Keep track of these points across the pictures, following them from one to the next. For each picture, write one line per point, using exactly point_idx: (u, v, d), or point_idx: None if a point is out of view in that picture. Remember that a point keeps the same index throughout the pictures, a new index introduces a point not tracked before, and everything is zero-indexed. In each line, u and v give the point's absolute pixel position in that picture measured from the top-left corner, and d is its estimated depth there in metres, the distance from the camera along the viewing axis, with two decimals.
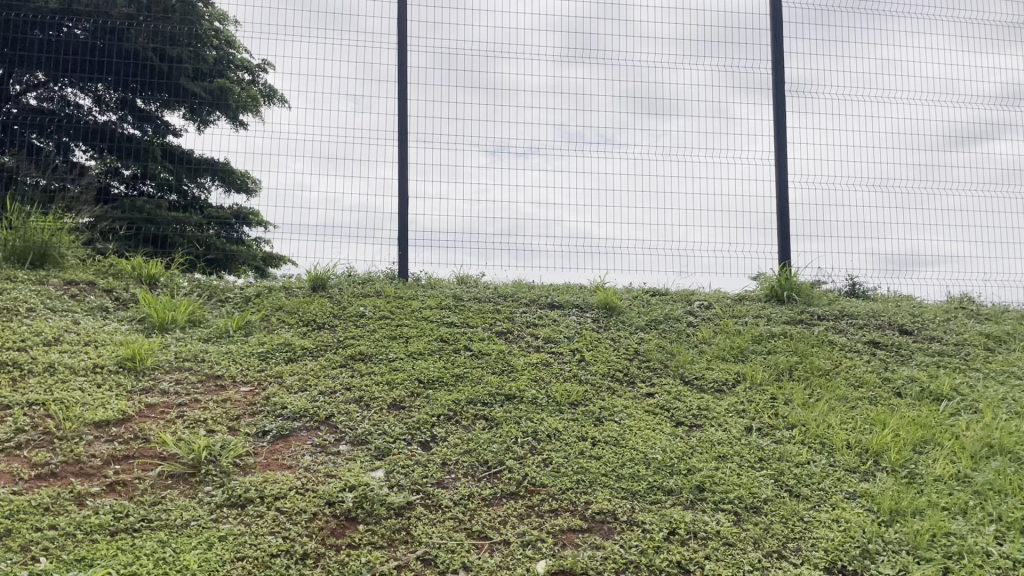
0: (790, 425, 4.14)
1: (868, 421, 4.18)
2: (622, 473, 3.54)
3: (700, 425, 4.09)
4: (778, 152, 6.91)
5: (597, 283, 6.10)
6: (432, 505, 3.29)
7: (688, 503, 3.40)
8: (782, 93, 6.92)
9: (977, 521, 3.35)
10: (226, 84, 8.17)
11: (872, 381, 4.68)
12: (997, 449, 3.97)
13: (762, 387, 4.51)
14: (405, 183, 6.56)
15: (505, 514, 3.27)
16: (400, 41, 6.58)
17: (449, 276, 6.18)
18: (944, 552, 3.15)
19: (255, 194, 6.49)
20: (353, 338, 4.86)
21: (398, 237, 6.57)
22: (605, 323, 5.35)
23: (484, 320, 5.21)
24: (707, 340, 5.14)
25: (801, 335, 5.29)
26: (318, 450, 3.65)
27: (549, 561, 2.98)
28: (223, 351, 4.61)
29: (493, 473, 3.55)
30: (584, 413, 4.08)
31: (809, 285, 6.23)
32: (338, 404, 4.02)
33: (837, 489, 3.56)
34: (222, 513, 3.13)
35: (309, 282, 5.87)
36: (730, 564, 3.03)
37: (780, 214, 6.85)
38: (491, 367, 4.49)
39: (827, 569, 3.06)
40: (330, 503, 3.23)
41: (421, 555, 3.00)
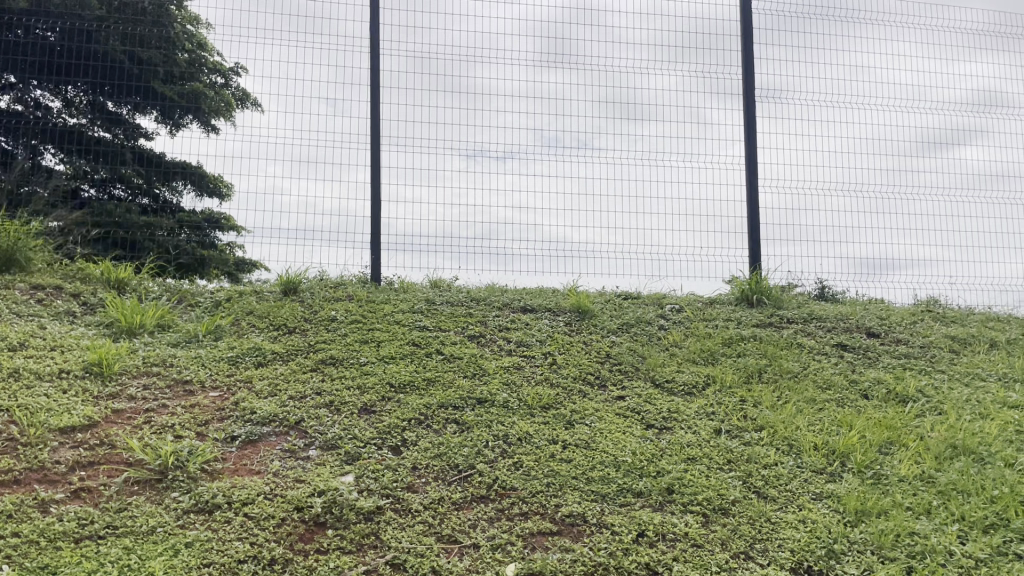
0: (759, 427, 4.18)
1: (835, 423, 4.23)
2: (593, 477, 3.54)
3: (670, 427, 4.12)
4: (748, 158, 6.98)
5: (570, 287, 6.12)
6: (402, 510, 3.28)
7: (658, 505, 3.42)
8: (753, 99, 7.00)
9: (940, 521, 3.40)
10: (198, 88, 8.12)
11: (840, 384, 4.74)
12: (961, 449, 4.03)
13: (731, 389, 4.56)
14: (377, 187, 6.55)
15: (475, 518, 3.27)
16: (374, 45, 6.58)
17: (422, 281, 6.19)
18: (908, 551, 3.19)
19: (226, 198, 6.49)
20: (324, 342, 4.83)
21: (371, 240, 6.55)
22: (577, 327, 5.36)
23: (456, 324, 5.20)
24: (678, 343, 5.18)
25: (770, 338, 5.35)
26: (287, 455, 3.63)
27: (518, 564, 2.98)
28: (193, 356, 4.57)
29: (463, 477, 3.54)
30: (556, 416, 4.09)
31: (779, 289, 6.30)
32: (308, 409, 4.00)
33: (804, 490, 3.60)
34: (189, 519, 3.10)
35: (280, 286, 5.84)
36: (698, 565, 3.05)
37: (752, 219, 6.92)
38: (462, 371, 4.49)
39: (793, 569, 3.09)
40: (299, 509, 3.21)
41: (391, 560, 2.99)
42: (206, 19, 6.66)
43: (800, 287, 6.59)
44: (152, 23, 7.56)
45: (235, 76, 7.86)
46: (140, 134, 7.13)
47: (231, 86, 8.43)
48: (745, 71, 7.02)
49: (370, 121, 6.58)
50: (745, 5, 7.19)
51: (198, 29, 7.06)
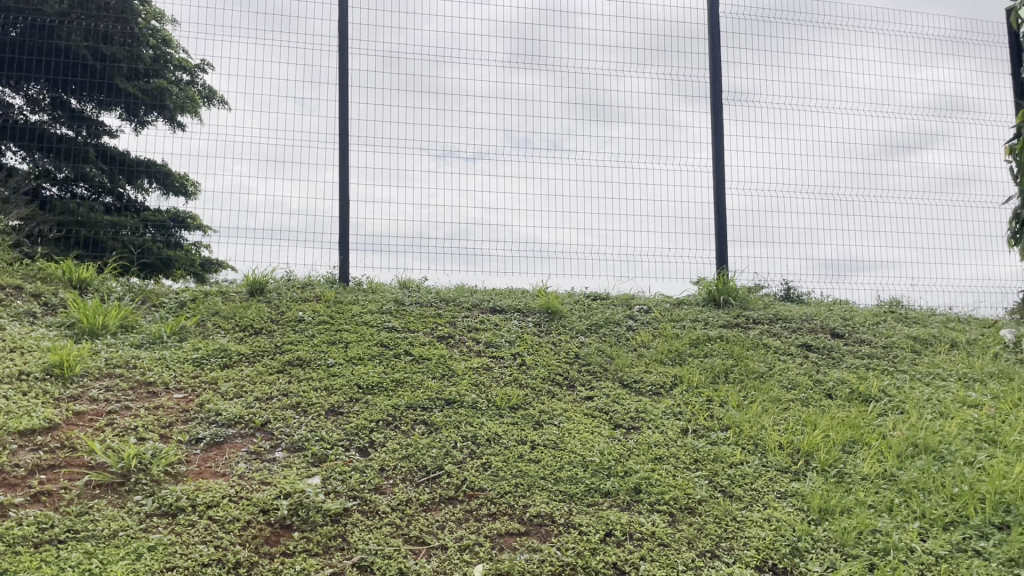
0: (725, 426, 4.22)
1: (800, 422, 4.28)
2: (561, 477, 3.55)
3: (638, 427, 4.14)
4: (716, 159, 7.05)
5: (539, 287, 6.14)
6: (369, 511, 3.26)
7: (625, 505, 3.44)
8: (720, 101, 7.07)
9: (902, 519, 3.45)
10: (164, 85, 8.01)
11: (804, 383, 4.81)
12: (922, 448, 4.09)
13: (698, 389, 4.59)
14: (346, 186, 6.52)
15: (443, 519, 3.25)
16: (342, 43, 6.54)
17: (391, 281, 6.17)
18: (870, 549, 3.24)
19: (192, 197, 6.42)
20: (291, 343, 4.79)
21: (339, 240, 6.52)
22: (546, 328, 5.37)
23: (425, 325, 5.19)
24: (646, 343, 5.22)
25: (736, 338, 5.41)
26: (253, 457, 3.59)
27: (486, 565, 2.98)
28: (157, 357, 4.51)
29: (431, 478, 3.53)
30: (524, 417, 4.10)
31: (745, 290, 6.37)
32: (274, 411, 3.97)
33: (769, 489, 3.64)
34: (152, 522, 3.05)
35: (247, 286, 5.78)
36: (664, 564, 3.07)
37: (719, 221, 6.99)
38: (431, 372, 4.48)
39: (757, 567, 3.12)
40: (264, 511, 3.18)
41: (358, 562, 2.97)
42: (172, 15, 6.57)
43: (766, 288, 6.67)
44: (116, 18, 7.44)
45: (202, 73, 7.77)
46: (103, 131, 7.03)
47: (197, 83, 8.33)
48: (712, 74, 7.09)
49: (338, 120, 6.54)
50: (713, 8, 7.26)
51: (163, 25, 6.97)
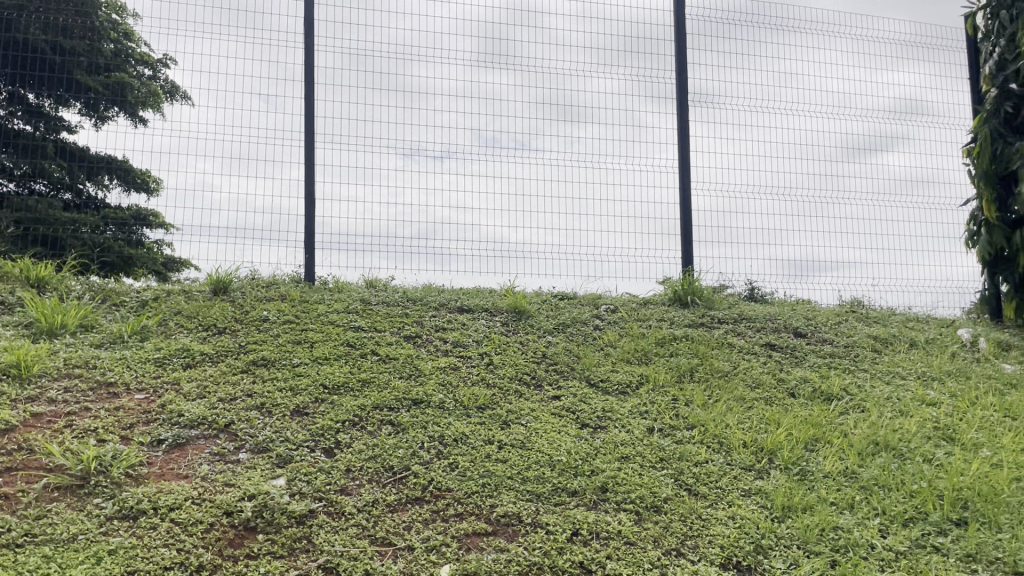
0: (690, 425, 4.25)
1: (764, 421, 4.34)
2: (528, 477, 3.56)
3: (605, 426, 4.16)
4: (682, 160, 7.11)
5: (506, 287, 6.14)
6: (335, 513, 3.24)
7: (592, 504, 3.46)
8: (686, 101, 7.13)
9: (863, 516, 3.50)
10: (124, 79, 7.86)
11: (768, 382, 4.86)
12: (883, 446, 4.16)
13: (663, 388, 4.62)
14: (312, 184, 6.46)
15: (410, 520, 3.24)
16: (308, 40, 6.48)
17: (358, 280, 6.13)
18: (832, 546, 3.29)
19: (155, 195, 6.32)
20: (256, 343, 4.74)
21: (305, 239, 6.46)
22: (514, 327, 5.37)
23: (392, 325, 5.16)
24: (612, 343, 5.24)
25: (702, 338, 5.46)
26: (216, 458, 3.55)
27: (453, 565, 2.97)
28: (118, 357, 4.43)
29: (398, 478, 3.51)
30: (491, 416, 4.09)
31: (710, 290, 6.43)
32: (238, 412, 3.92)
33: (733, 487, 3.67)
34: (112, 525, 3.00)
35: (210, 285, 5.70)
36: (631, 562, 3.08)
37: (685, 221, 7.05)
38: (398, 372, 4.46)
39: (722, 565, 3.15)
40: (228, 513, 3.14)
41: (323, 563, 2.95)
42: (133, 8, 6.46)
43: (731, 288, 6.74)
44: (75, 11, 7.29)
45: (164, 68, 7.64)
46: (63, 126, 6.89)
47: (159, 78, 8.20)
48: (679, 74, 7.14)
49: (304, 117, 6.47)
50: (680, 9, 7.32)
51: (124, 19, 6.85)
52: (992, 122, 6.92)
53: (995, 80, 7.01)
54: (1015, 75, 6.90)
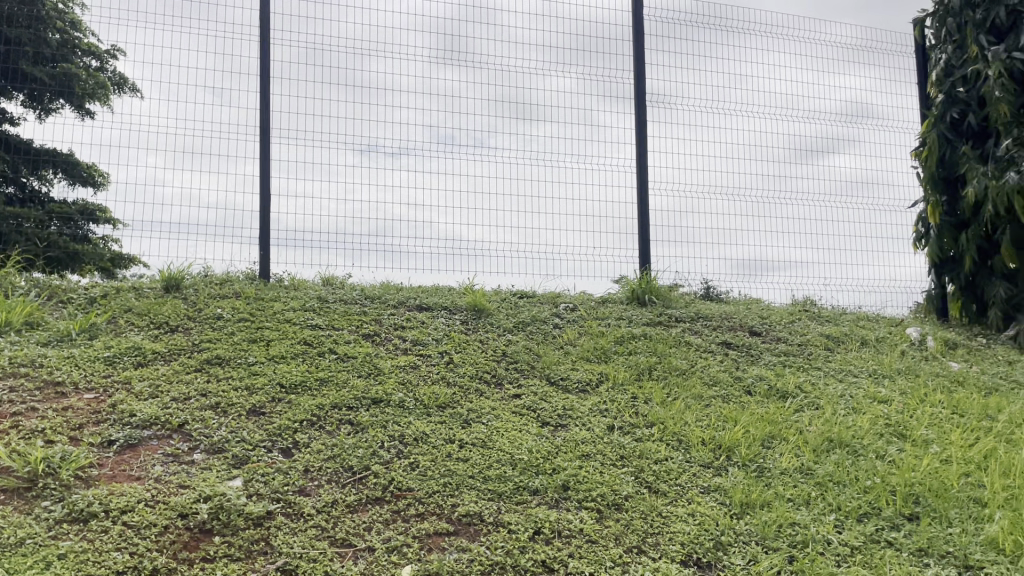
0: (650, 423, 4.28)
1: (721, 418, 4.38)
2: (489, 475, 3.54)
3: (565, 424, 4.16)
4: (639, 159, 7.15)
5: (465, 285, 6.12)
6: (293, 514, 3.19)
7: (553, 503, 3.45)
8: (643, 102, 7.18)
9: (819, 512, 3.56)
10: (70, 71, 7.64)
11: (725, 380, 4.92)
12: (837, 442, 4.24)
13: (623, 387, 4.64)
14: (267, 180, 6.35)
15: (370, 521, 3.20)
16: (263, 34, 6.37)
17: (314, 278, 6.05)
18: (789, 541, 3.33)
19: (101, 189, 6.16)
20: (210, 341, 4.64)
21: (260, 235, 6.35)
22: (473, 326, 5.35)
23: (350, 323, 5.10)
24: (572, 341, 5.25)
25: (660, 336, 5.49)
26: (170, 459, 3.46)
27: (414, 566, 2.94)
28: (65, 355, 4.30)
29: (358, 478, 3.47)
30: (452, 415, 4.07)
31: (667, 288, 6.49)
32: (192, 411, 3.83)
33: (693, 484, 3.71)
34: (61, 529, 2.91)
35: (162, 282, 5.57)
36: (592, 560, 3.08)
37: (642, 219, 7.10)
38: (356, 371, 4.40)
39: (683, 562, 3.17)
40: (183, 515, 3.06)
41: (281, 566, 2.89)
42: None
43: (687, 286, 6.81)
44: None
45: (112, 59, 7.45)
46: (4, 118, 6.67)
47: (107, 69, 8.00)
48: (637, 75, 7.18)
49: (259, 112, 6.37)
50: (638, 9, 7.36)
51: (71, 9, 6.66)
52: (938, 127, 7.12)
53: (942, 85, 7.17)
54: (962, 80, 7.06)
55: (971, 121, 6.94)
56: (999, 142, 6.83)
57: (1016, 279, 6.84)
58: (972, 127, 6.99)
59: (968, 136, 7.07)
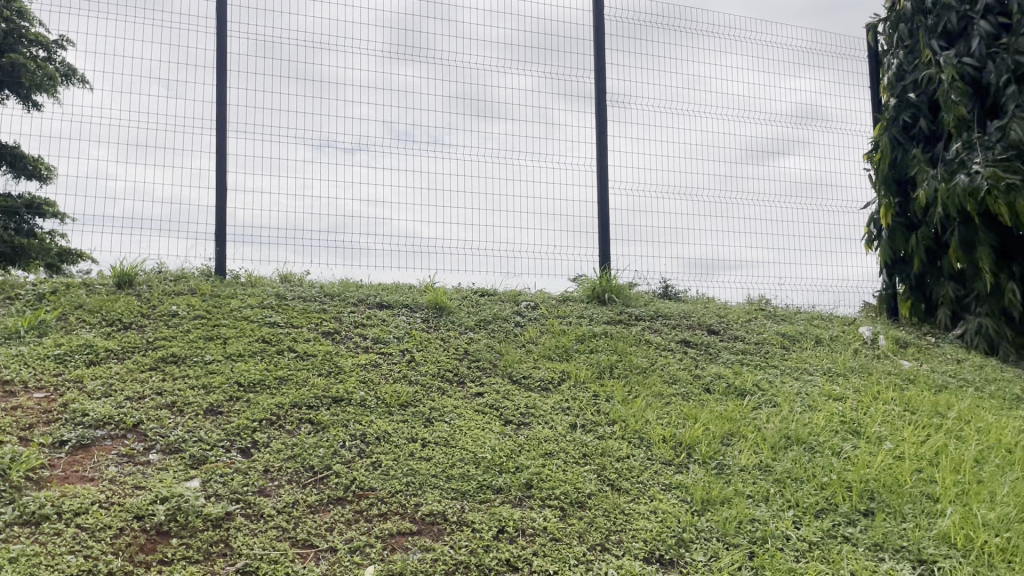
0: (611, 420, 4.30)
1: (682, 416, 4.42)
2: (452, 474, 3.52)
3: (528, 422, 4.16)
4: (600, 159, 7.19)
5: (426, 283, 6.09)
6: (253, 515, 3.14)
7: (517, 501, 3.45)
8: (604, 102, 7.21)
9: (778, 508, 3.61)
10: (16, 60, 7.43)
11: (684, 378, 4.97)
12: (794, 439, 4.31)
13: (584, 385, 4.66)
14: (223, 175, 6.24)
15: (332, 521, 3.16)
16: (219, 26, 6.25)
17: (272, 274, 5.96)
18: (749, 537, 3.38)
19: (48, 182, 5.99)
20: (165, 339, 4.55)
21: (216, 231, 6.24)
22: (435, 324, 5.32)
23: (309, 320, 5.04)
24: (533, 339, 5.26)
25: (620, 335, 5.52)
26: (125, 459, 3.39)
27: (377, 566, 2.91)
28: (14, 354, 4.18)
29: (319, 478, 3.43)
30: (414, 414, 4.04)
31: (627, 287, 6.53)
32: (147, 411, 3.75)
33: (654, 481, 3.73)
34: (12, 532, 2.82)
35: (113, 278, 5.44)
36: (556, 558, 3.09)
37: (602, 218, 7.13)
38: (317, 369, 4.35)
39: (645, 559, 3.20)
40: (139, 517, 3.00)
41: (241, 567, 2.85)
42: None
43: (646, 285, 6.86)
44: None
45: (61, 50, 7.25)
46: None
47: (55, 60, 7.78)
48: (597, 74, 7.21)
49: (216, 106, 6.26)
50: (599, 9, 7.40)
51: None
52: (892, 130, 7.29)
53: (895, 89, 7.32)
54: (914, 85, 7.21)
55: (923, 125, 7.10)
56: (948, 146, 7.00)
57: (963, 280, 7.03)
58: (924, 131, 7.15)
59: (919, 139, 7.22)
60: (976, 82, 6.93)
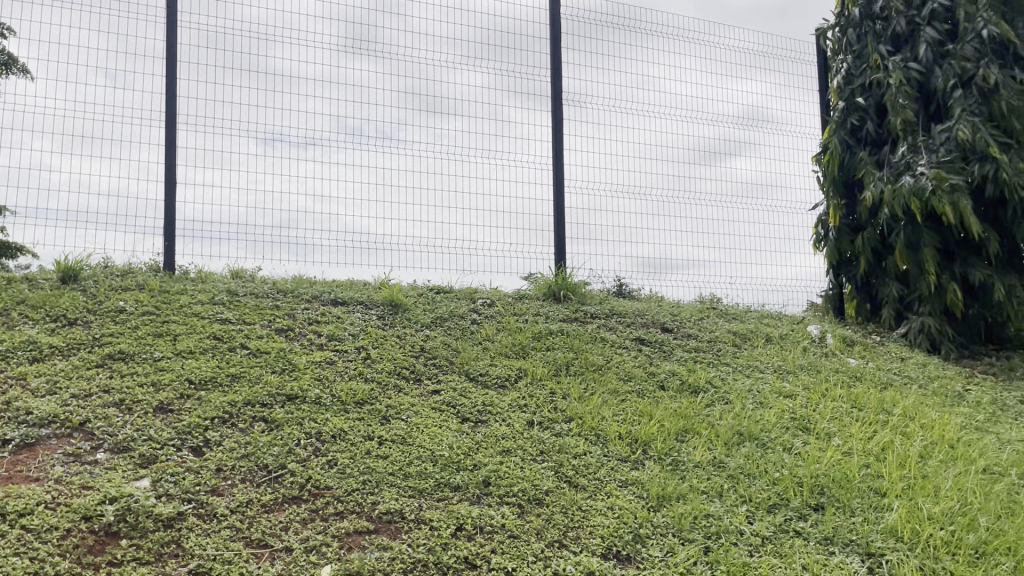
0: (568, 417, 4.32)
1: (637, 413, 4.46)
2: (409, 472, 3.50)
3: (485, 419, 4.16)
4: (556, 157, 7.21)
5: (381, 280, 6.04)
6: (206, 515, 3.08)
7: (475, 498, 3.45)
8: (560, 100, 7.24)
9: (731, 503, 3.67)
10: None
11: (639, 375, 5.01)
12: (746, 435, 4.38)
13: (541, 382, 4.67)
14: (173, 169, 6.11)
15: (287, 520, 3.12)
16: (169, 17, 6.11)
17: (222, 271, 5.85)
18: (704, 532, 3.42)
19: None
20: (113, 335, 4.43)
21: (165, 226, 6.10)
22: (390, 321, 5.28)
23: (262, 317, 4.96)
24: (489, 337, 5.25)
25: (576, 332, 5.55)
26: (71, 459, 3.30)
27: (334, 565, 2.88)
28: None
29: (273, 477, 3.38)
30: (370, 412, 4.00)
31: (582, 285, 6.56)
32: (94, 409, 3.65)
33: (611, 478, 3.76)
34: None
35: (57, 273, 5.28)
36: (514, 555, 3.09)
37: (557, 217, 7.16)
38: (270, 366, 4.29)
39: (603, 555, 3.22)
40: (87, 518, 2.92)
41: (195, 568, 2.79)
42: None
43: (601, 284, 6.90)
44: None
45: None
46: None
47: None
48: (553, 72, 7.23)
49: (165, 98, 6.12)
50: (555, 7, 7.42)
51: None
52: (840, 133, 7.40)
53: (843, 93, 7.49)
54: (861, 89, 7.40)
55: (870, 127, 7.26)
56: (894, 149, 7.20)
57: (907, 280, 7.22)
58: (871, 133, 7.31)
59: (866, 143, 7.41)
60: (921, 87, 7.13)
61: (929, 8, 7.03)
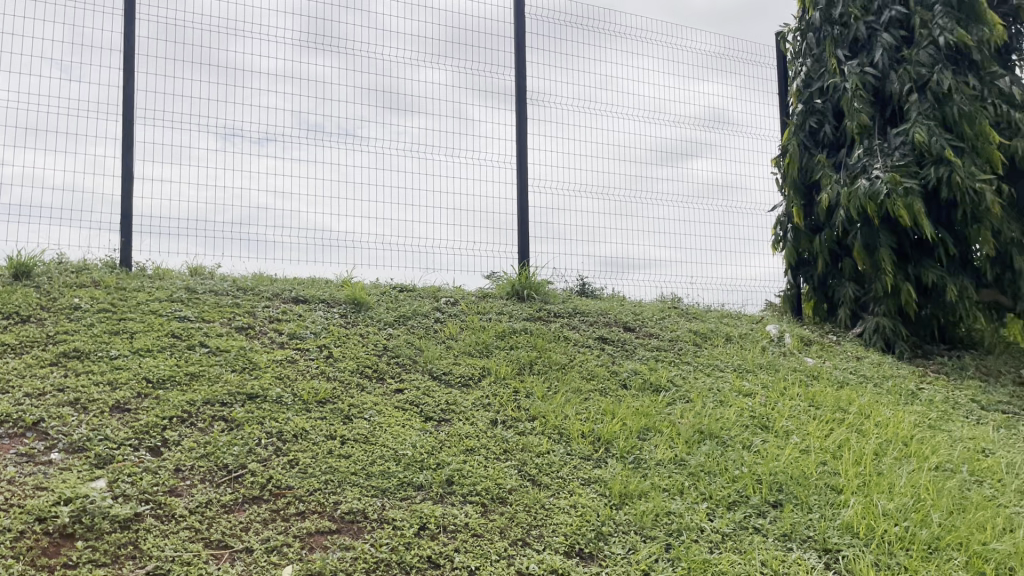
0: (531, 416, 4.33)
1: (600, 412, 4.49)
2: (371, 472, 3.48)
3: (448, 418, 4.15)
4: (519, 155, 7.22)
5: (344, 278, 5.99)
6: (164, 515, 3.03)
7: (438, 497, 3.44)
8: (524, 99, 7.25)
9: (692, 501, 3.71)
10: None
11: (602, 374, 5.04)
12: (707, 433, 4.43)
13: (504, 381, 4.68)
14: (130, 164, 5.99)
15: (248, 521, 3.09)
16: (126, 9, 6.00)
17: (181, 268, 5.76)
18: (665, 530, 3.46)
19: None
20: (67, 333, 4.34)
21: (122, 222, 5.98)
22: (353, 319, 5.25)
23: (222, 315, 4.89)
24: (453, 335, 5.25)
25: (540, 331, 5.56)
26: (24, 459, 3.22)
27: (296, 566, 2.85)
28: None
29: (233, 477, 3.33)
30: (333, 411, 3.97)
31: (545, 284, 6.58)
32: (48, 408, 3.57)
33: (574, 476, 3.78)
34: None
35: (9, 269, 5.15)
36: (477, 554, 3.09)
37: (521, 216, 7.17)
38: (230, 365, 4.23)
39: (566, 553, 3.23)
40: (41, 520, 2.86)
41: (152, 570, 2.74)
42: None
43: (564, 283, 6.93)
44: None
45: None
46: None
47: None
48: (517, 71, 7.24)
49: (122, 92, 6.00)
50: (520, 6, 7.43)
51: None
52: (798, 134, 7.56)
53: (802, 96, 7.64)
54: (820, 92, 7.55)
55: (828, 130, 7.41)
56: (851, 152, 7.35)
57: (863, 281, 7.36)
58: (828, 136, 7.46)
59: (824, 145, 7.56)
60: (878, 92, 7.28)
61: (886, 15, 7.17)
